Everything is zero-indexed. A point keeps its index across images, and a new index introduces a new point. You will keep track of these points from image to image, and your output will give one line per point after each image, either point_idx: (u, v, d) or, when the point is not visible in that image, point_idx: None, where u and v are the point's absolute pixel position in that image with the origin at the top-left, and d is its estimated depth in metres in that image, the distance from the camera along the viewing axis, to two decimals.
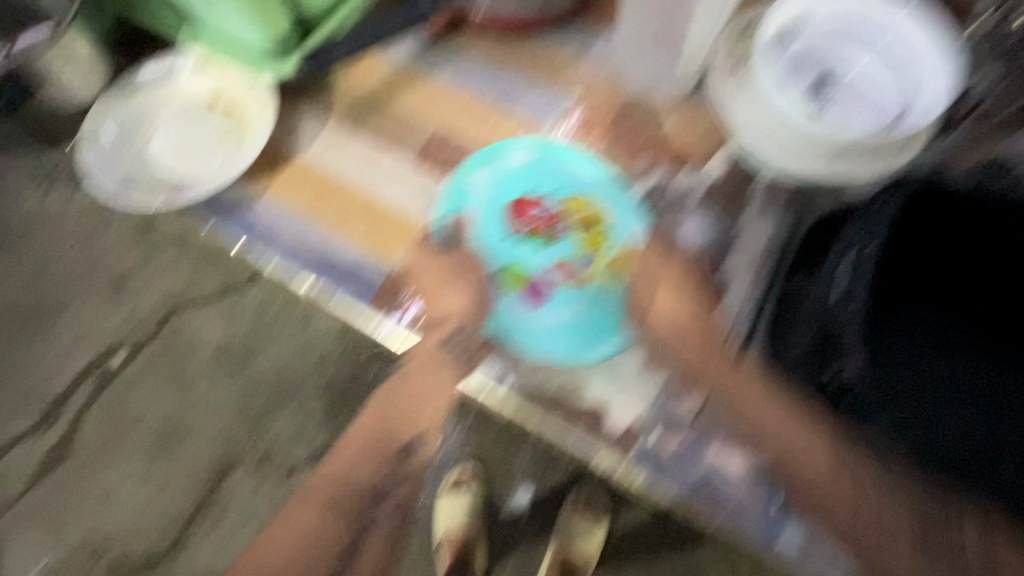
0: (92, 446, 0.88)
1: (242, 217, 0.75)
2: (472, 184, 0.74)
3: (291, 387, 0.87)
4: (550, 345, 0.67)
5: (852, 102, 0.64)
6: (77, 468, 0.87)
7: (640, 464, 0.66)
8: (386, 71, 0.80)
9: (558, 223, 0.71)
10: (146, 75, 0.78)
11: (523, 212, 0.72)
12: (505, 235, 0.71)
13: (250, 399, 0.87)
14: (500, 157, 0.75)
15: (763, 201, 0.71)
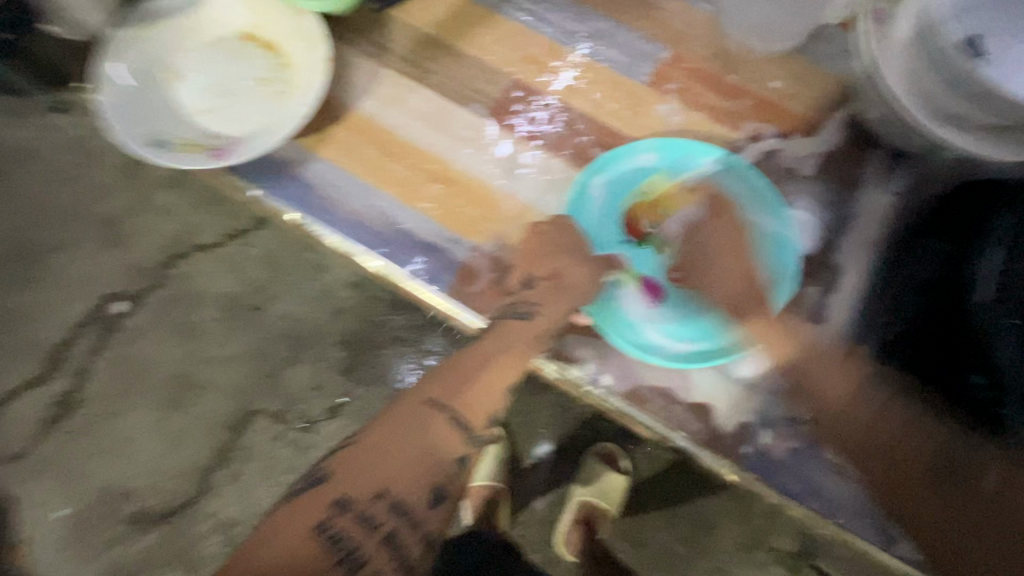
0: (103, 388, 1.06)
1: (291, 180, 0.64)
2: (586, 188, 0.63)
3: (311, 333, 1.06)
4: (665, 349, 0.59)
5: (1012, 64, 0.54)
6: (95, 407, 1.05)
7: (749, 468, 0.57)
8: (449, 6, 0.69)
9: (682, 225, 0.63)
10: (166, 2, 0.65)
11: (645, 217, 0.63)
12: (622, 240, 0.63)
13: (263, 343, 1.05)
14: (622, 157, 0.63)
15: (879, 179, 0.64)
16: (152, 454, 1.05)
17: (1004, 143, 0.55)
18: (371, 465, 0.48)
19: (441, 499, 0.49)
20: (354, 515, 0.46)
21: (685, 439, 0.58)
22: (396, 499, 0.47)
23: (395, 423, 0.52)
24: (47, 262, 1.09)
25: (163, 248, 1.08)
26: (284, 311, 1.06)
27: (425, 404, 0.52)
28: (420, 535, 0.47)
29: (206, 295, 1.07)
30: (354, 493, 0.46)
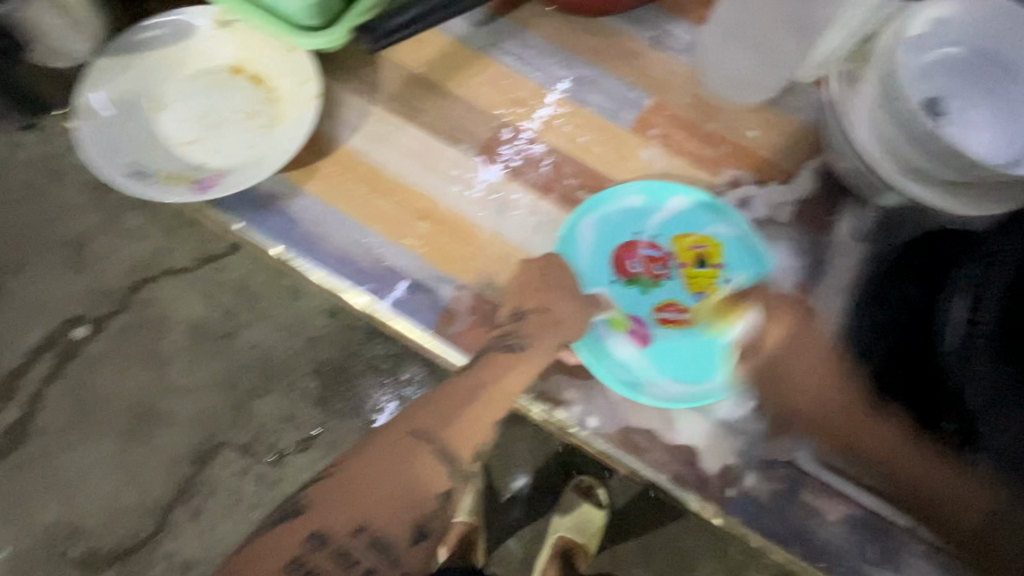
0: (56, 420, 1.03)
1: (275, 214, 0.62)
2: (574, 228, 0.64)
3: (284, 365, 1.06)
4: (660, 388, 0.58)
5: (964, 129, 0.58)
6: (48, 437, 1.02)
7: (735, 512, 0.56)
8: (440, 48, 0.70)
9: (669, 265, 0.63)
10: (152, 33, 0.64)
11: (634, 256, 0.63)
12: (613, 279, 0.62)
13: (233, 371, 1.06)
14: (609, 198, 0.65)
15: (852, 225, 0.66)
16: (108, 489, 1.01)
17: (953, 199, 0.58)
18: (349, 497, 0.48)
19: (424, 536, 0.48)
20: (333, 553, 0.46)
21: (671, 483, 0.57)
22: (376, 537, 0.46)
23: (379, 457, 0.50)
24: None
25: (130, 273, 1.08)
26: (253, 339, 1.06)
27: (408, 436, 0.51)
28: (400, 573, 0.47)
29: (173, 322, 1.07)
30: (332, 527, 0.46)
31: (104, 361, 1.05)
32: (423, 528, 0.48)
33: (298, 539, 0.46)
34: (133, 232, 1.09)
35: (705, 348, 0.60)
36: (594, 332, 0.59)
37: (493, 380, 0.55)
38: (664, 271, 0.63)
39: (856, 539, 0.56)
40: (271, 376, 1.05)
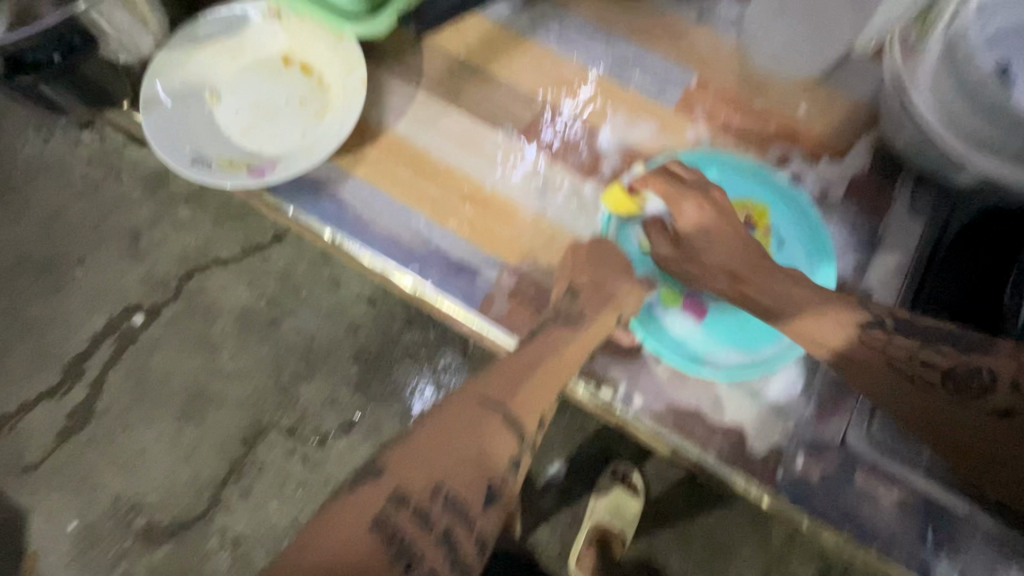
0: (117, 400, 1.10)
1: (326, 198, 0.65)
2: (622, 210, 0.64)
3: (326, 350, 1.10)
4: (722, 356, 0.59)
5: None
6: (110, 417, 1.09)
7: (784, 493, 0.55)
8: (481, 31, 0.71)
9: None
10: (209, 26, 0.67)
11: None
12: None
13: (280, 357, 1.10)
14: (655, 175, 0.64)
15: (907, 204, 0.65)
16: (167, 467, 1.07)
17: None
18: (428, 458, 0.44)
19: (493, 502, 0.44)
20: (412, 513, 0.41)
21: (718, 462, 0.56)
22: (451, 496, 0.42)
23: (450, 422, 0.46)
24: (62, 278, 1.15)
25: (182, 262, 1.14)
26: (300, 325, 1.10)
27: (478, 407, 0.47)
28: (473, 541, 0.42)
29: (223, 309, 1.12)
30: (411, 486, 0.42)
31: (158, 347, 1.12)
32: (493, 492, 0.44)
33: (378, 504, 0.41)
34: (185, 222, 1.15)
35: (760, 319, 0.60)
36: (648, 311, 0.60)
37: (557, 354, 0.52)
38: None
39: (914, 523, 0.54)
40: (314, 361, 1.09)
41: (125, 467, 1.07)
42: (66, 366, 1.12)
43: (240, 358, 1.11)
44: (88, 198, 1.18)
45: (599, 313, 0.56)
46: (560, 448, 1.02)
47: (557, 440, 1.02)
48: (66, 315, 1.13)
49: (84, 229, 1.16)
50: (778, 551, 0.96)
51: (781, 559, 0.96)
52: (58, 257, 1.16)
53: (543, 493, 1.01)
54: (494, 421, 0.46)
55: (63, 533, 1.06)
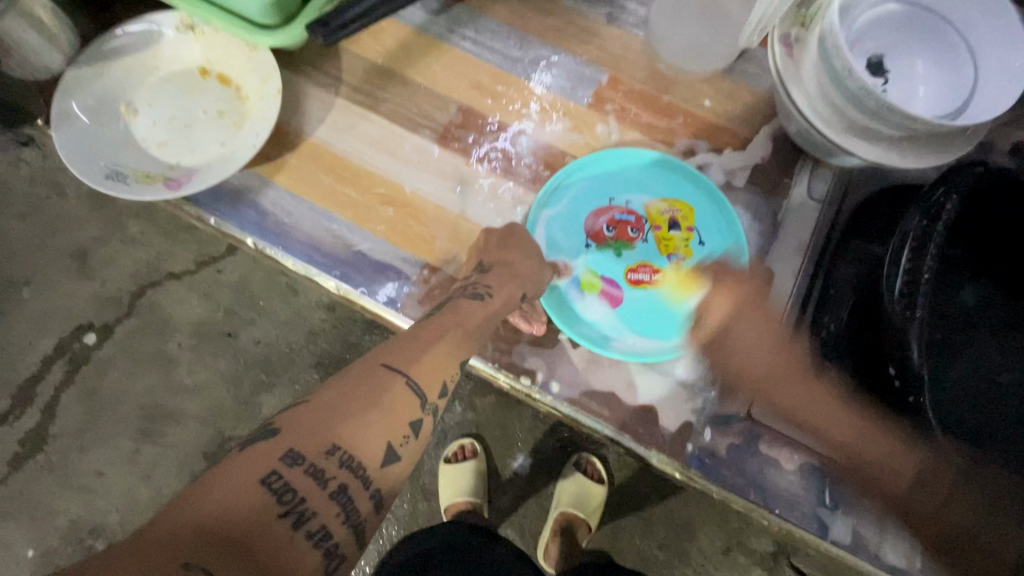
0: (72, 423, 1.09)
1: (247, 207, 0.66)
2: (550, 197, 0.67)
3: (286, 359, 1.12)
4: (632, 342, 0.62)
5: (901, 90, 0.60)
6: (63, 441, 1.07)
7: (694, 466, 0.59)
8: (398, 37, 0.72)
9: (642, 227, 0.67)
10: (121, 40, 0.67)
11: (607, 222, 0.67)
12: (586, 246, 0.66)
13: (240, 369, 1.12)
14: (585, 164, 0.68)
15: (807, 188, 0.68)
16: (127, 486, 1.07)
17: (899, 157, 0.59)
18: (326, 420, 0.42)
19: (394, 459, 0.43)
20: (307, 470, 0.39)
21: (632, 441, 0.60)
22: (350, 454, 0.41)
23: (347, 389, 0.45)
24: (8, 301, 1.12)
25: (132, 278, 1.13)
26: (256, 336, 1.12)
27: (380, 369, 0.47)
28: (371, 496, 0.41)
29: (177, 324, 1.12)
30: (306, 443, 0.40)
31: (113, 366, 1.11)
32: (394, 451, 0.44)
33: (268, 461, 0.38)
34: (133, 238, 1.15)
35: (669, 308, 0.64)
36: (566, 292, 0.64)
37: (460, 319, 0.54)
38: (637, 234, 0.66)
39: (811, 485, 0.59)
40: (274, 371, 1.11)
41: (82, 491, 1.07)
42: (16, 391, 1.09)
43: (197, 373, 1.12)
44: (29, 217, 1.15)
45: (502, 287, 0.58)
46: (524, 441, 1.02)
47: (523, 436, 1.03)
48: (10, 338, 1.11)
49: (28, 248, 1.14)
50: (739, 527, 1.01)
51: (741, 536, 1.01)
52: (0, 280, 1.14)
53: (506, 487, 1.01)
54: (396, 390, 0.46)
55: (20, 562, 1.05)
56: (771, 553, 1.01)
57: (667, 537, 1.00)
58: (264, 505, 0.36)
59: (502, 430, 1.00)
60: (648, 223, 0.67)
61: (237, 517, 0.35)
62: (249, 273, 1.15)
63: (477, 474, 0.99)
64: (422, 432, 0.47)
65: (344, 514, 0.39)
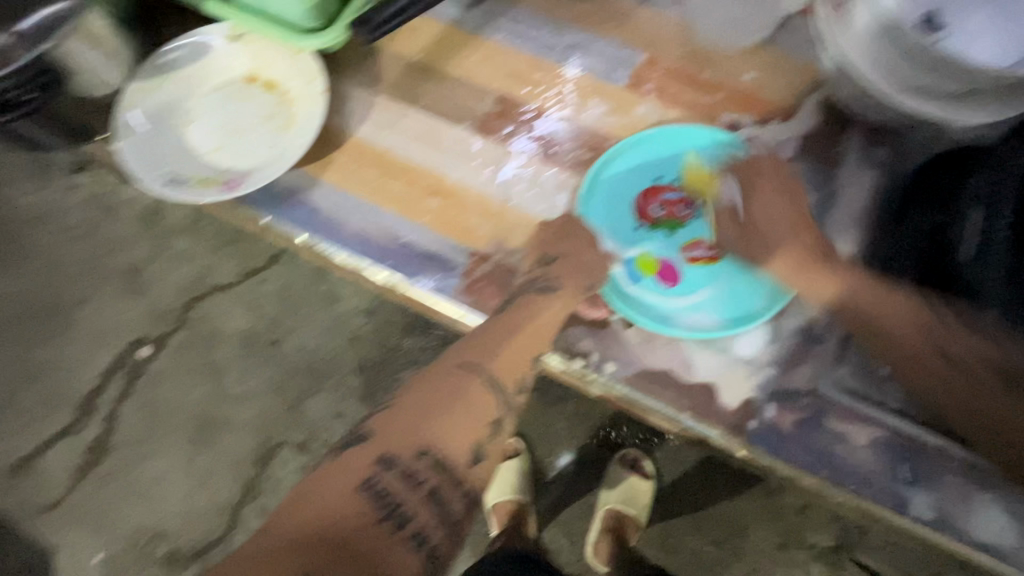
0: (130, 433, 1.17)
1: (296, 205, 0.67)
2: (596, 184, 0.66)
3: (329, 365, 1.17)
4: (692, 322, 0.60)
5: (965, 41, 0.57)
6: (125, 450, 1.16)
7: (758, 443, 0.57)
8: (434, 34, 0.74)
9: (692, 205, 0.65)
10: (174, 53, 0.70)
11: (655, 203, 0.66)
12: (636, 227, 0.65)
13: (286, 376, 1.17)
14: (627, 148, 0.67)
15: (861, 155, 0.66)
16: (184, 492, 1.14)
17: (961, 116, 0.57)
18: (416, 422, 0.47)
19: (478, 457, 0.48)
20: (401, 474, 0.45)
21: (692, 419, 0.59)
22: (438, 458, 0.46)
23: (435, 388, 0.50)
24: (73, 318, 1.23)
25: (182, 292, 1.22)
26: (301, 343, 1.18)
27: (461, 368, 0.51)
28: (462, 493, 0.46)
29: (225, 334, 1.19)
30: (398, 449, 0.46)
31: (166, 377, 1.19)
32: (481, 450, 0.48)
33: (366, 467, 0.45)
34: (183, 255, 1.23)
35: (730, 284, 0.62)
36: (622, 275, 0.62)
37: (528, 316, 0.57)
38: (689, 211, 0.65)
39: (885, 460, 0.56)
40: (318, 377, 1.16)
41: (143, 498, 1.14)
42: (80, 404, 1.19)
43: (246, 381, 1.18)
44: (87, 240, 1.26)
45: (567, 278, 0.60)
46: (568, 440, 1.06)
47: (565, 432, 1.05)
48: (75, 354, 1.21)
49: (87, 271, 1.25)
50: (794, 520, 1.00)
51: (796, 530, 1.00)
52: (66, 301, 1.24)
53: (552, 485, 1.05)
54: (474, 390, 0.50)
55: (89, 566, 1.12)
56: (829, 548, 0.99)
57: (717, 533, 1.01)
58: (365, 507, 0.43)
59: (544, 428, 1.06)
60: (698, 199, 0.66)
61: (344, 520, 0.42)
62: (293, 283, 1.20)
63: (522, 472, 1.02)
64: (506, 430, 0.51)
65: (438, 514, 0.45)
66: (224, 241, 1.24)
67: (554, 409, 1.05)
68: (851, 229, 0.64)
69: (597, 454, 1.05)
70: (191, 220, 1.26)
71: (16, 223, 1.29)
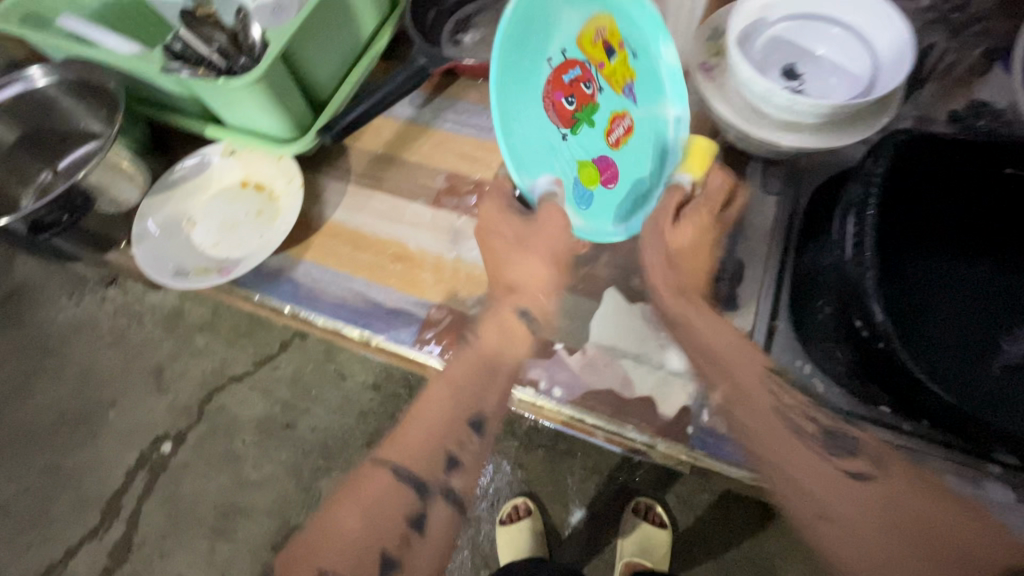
0: (153, 530, 1.29)
1: (284, 282, 0.79)
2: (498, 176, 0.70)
3: (340, 442, 1.31)
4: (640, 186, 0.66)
5: (817, 85, 0.68)
6: (148, 547, 1.27)
7: (696, 446, 0.63)
8: (394, 130, 0.88)
9: (590, 80, 0.62)
10: (181, 171, 0.86)
11: (558, 95, 0.60)
12: (560, 136, 0.61)
13: (298, 457, 1.30)
14: (510, 84, 0.56)
15: (761, 185, 0.76)
16: None
17: (826, 143, 0.66)
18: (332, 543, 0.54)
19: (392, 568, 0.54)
20: None
21: (635, 431, 0.66)
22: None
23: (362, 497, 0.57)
24: (100, 421, 1.38)
25: (201, 386, 1.38)
26: (312, 424, 1.32)
27: (384, 472, 0.57)
28: None
29: (242, 423, 1.35)
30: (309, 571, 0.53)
31: (186, 470, 1.33)
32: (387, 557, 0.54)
33: None
34: (202, 350, 1.41)
35: (648, 134, 0.66)
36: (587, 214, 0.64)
37: (462, 392, 0.62)
38: (592, 91, 0.62)
39: None
40: (331, 455, 1.29)
41: None
42: (105, 505, 1.32)
43: (261, 468, 1.31)
44: (115, 345, 1.44)
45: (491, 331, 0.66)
46: (577, 491, 1.22)
47: (574, 487, 1.22)
48: (101, 456, 1.35)
49: (112, 377, 1.41)
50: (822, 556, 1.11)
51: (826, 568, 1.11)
52: (93, 406, 1.39)
53: (567, 542, 1.20)
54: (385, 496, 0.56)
55: None
56: None
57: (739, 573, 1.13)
58: None
59: (553, 485, 1.22)
60: (593, 74, 0.62)
61: None
62: (303, 367, 1.37)
63: (534, 530, 1.17)
64: (432, 529, 0.57)
65: None
66: (238, 333, 1.42)
67: (564, 465, 1.23)
68: (771, 243, 0.73)
69: (608, 505, 1.21)
70: (207, 318, 1.44)
71: (50, 336, 1.47)
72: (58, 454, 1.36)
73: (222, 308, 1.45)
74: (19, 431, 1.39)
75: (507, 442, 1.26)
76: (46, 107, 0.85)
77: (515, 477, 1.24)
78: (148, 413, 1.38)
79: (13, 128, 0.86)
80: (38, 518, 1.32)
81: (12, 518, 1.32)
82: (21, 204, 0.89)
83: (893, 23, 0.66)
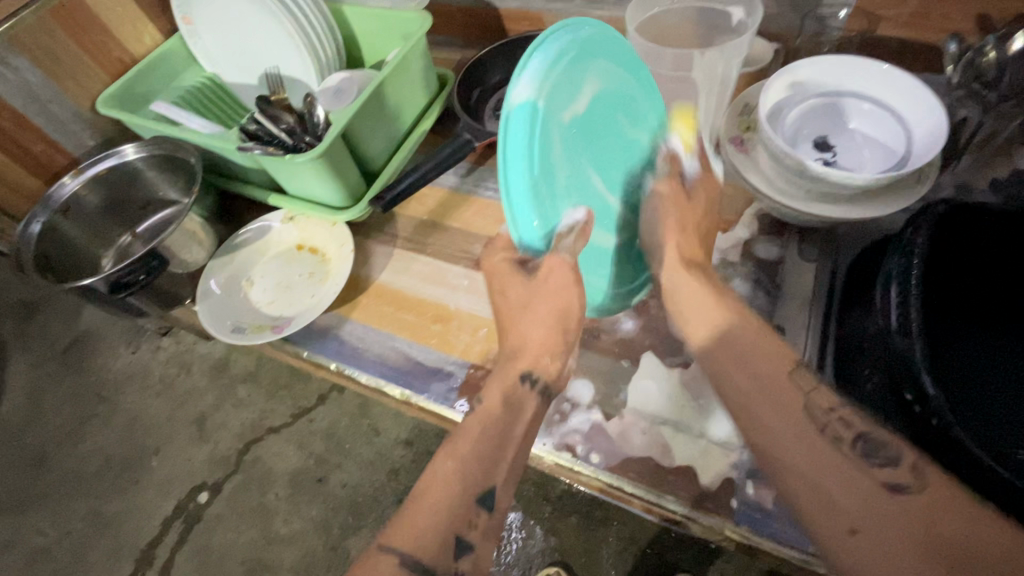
0: None
1: (331, 339, 0.83)
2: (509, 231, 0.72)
3: (371, 499, 1.31)
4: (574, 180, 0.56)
5: (849, 158, 0.70)
6: None
7: (742, 522, 0.60)
8: (437, 198, 0.94)
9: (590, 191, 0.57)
10: (245, 236, 0.93)
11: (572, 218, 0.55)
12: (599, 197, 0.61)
13: (329, 512, 1.30)
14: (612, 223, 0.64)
15: (798, 254, 0.76)
16: None
17: (863, 212, 0.66)
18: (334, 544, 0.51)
19: None
20: None
21: (675, 502, 0.63)
22: None
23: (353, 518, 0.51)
24: (140, 468, 1.41)
25: (239, 437, 1.43)
26: (344, 479, 1.33)
27: None
28: None
29: (277, 476, 1.37)
30: None
31: (219, 522, 1.34)
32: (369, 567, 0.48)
33: None
34: (243, 401, 1.47)
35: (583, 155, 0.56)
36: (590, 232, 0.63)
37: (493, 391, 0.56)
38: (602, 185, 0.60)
39: None
40: (361, 510, 1.29)
41: None
42: (139, 555, 1.33)
43: (291, 522, 1.31)
44: (162, 394, 1.51)
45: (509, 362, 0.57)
46: (613, 566, 1.16)
47: (609, 559, 1.17)
48: (138, 503, 1.38)
49: (159, 425, 1.47)
50: None
51: None
52: (136, 454, 1.43)
53: None
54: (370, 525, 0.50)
55: None
56: None
57: None
58: None
59: (587, 556, 1.17)
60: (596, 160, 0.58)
61: None
62: (338, 420, 1.40)
63: None
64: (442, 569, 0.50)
65: None
66: (281, 383, 1.48)
67: (599, 535, 1.19)
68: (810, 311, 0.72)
69: None
70: (252, 369, 1.51)
71: (104, 383, 1.56)
72: (99, 501, 1.40)
73: (265, 360, 1.52)
74: (68, 476, 1.45)
75: (540, 506, 1.23)
76: (133, 178, 0.94)
77: (547, 545, 1.20)
78: (188, 463, 1.42)
79: (103, 196, 0.95)
80: (74, 565, 1.34)
81: (51, 563, 1.35)
82: (102, 265, 0.98)
83: (925, 95, 0.67)
